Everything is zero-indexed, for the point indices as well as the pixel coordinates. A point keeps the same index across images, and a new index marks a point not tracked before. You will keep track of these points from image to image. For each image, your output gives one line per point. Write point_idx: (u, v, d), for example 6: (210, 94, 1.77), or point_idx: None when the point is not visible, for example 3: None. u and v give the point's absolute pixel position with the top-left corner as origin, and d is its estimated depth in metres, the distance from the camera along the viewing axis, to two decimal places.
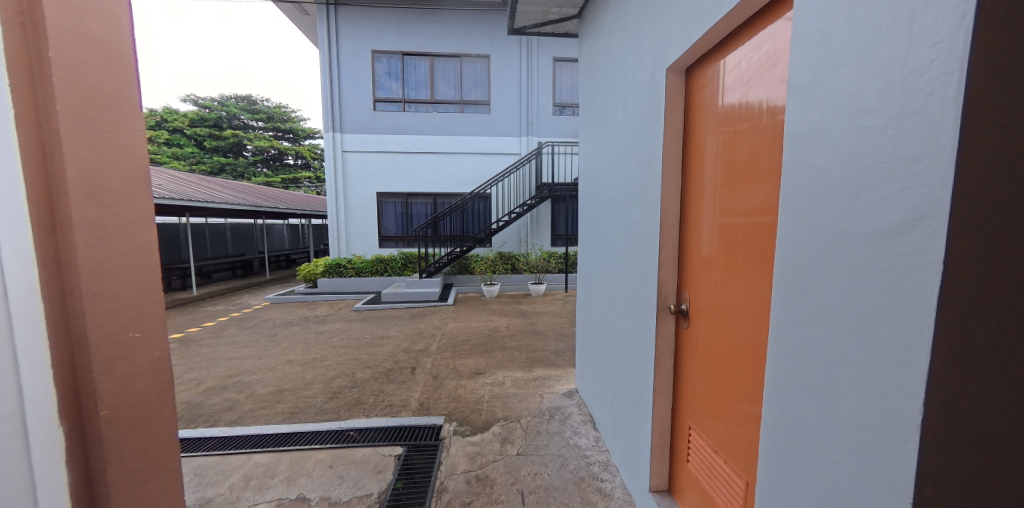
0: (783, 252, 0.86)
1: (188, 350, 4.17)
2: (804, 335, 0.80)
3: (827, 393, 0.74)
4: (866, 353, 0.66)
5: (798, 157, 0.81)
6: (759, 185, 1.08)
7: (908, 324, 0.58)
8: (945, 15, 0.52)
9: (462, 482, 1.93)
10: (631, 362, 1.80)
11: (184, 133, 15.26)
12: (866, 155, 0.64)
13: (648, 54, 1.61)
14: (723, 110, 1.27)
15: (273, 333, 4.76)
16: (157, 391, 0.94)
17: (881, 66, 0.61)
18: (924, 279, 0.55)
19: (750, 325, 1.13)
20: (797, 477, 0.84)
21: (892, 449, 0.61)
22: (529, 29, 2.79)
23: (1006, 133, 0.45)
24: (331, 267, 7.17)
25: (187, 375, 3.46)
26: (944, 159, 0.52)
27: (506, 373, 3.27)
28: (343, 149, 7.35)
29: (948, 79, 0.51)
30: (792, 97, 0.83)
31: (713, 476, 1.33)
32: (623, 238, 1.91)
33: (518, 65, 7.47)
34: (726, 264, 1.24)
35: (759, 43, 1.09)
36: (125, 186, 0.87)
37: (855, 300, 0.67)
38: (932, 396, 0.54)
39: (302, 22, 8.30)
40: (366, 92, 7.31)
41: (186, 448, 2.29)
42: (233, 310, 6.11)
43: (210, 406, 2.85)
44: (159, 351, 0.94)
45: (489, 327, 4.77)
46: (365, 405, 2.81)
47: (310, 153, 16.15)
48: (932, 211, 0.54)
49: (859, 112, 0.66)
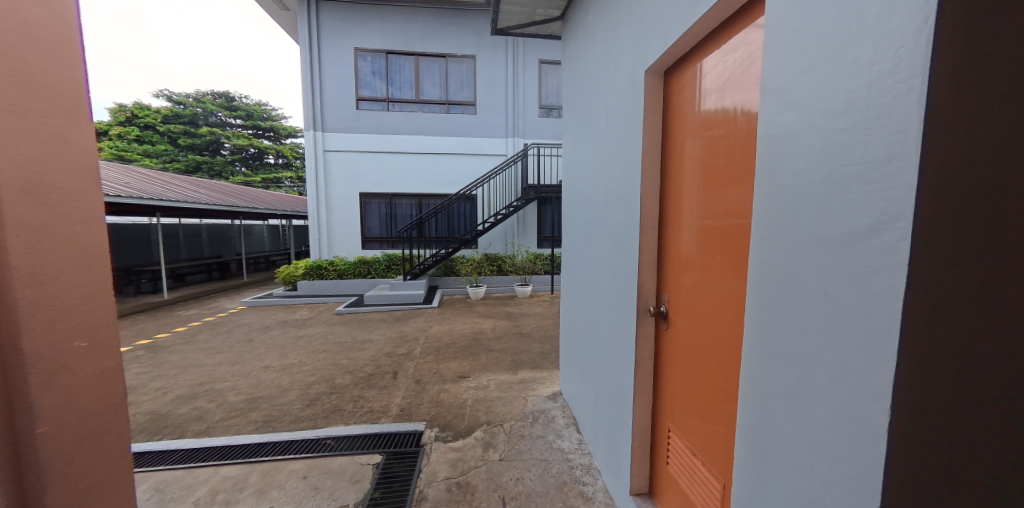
0: (756, 256, 0.87)
1: (156, 356, 3.99)
2: (775, 337, 0.81)
3: (800, 396, 0.74)
4: (839, 358, 0.65)
5: (771, 158, 0.81)
6: (738, 188, 1.08)
7: (877, 326, 0.58)
8: (906, 21, 0.52)
9: (442, 489, 1.88)
10: (615, 365, 1.79)
11: (156, 130, 14.66)
12: (837, 158, 0.64)
13: (630, 56, 1.61)
14: (702, 116, 1.27)
15: (249, 338, 4.60)
16: (108, 404, 0.90)
17: (850, 68, 0.61)
18: (892, 282, 0.56)
19: (729, 327, 1.13)
20: (771, 479, 0.83)
21: (864, 453, 0.61)
22: (514, 29, 2.79)
23: (974, 130, 0.44)
24: (312, 268, 7.01)
25: (154, 383, 3.30)
26: (910, 161, 0.52)
27: (490, 377, 3.23)
28: (325, 148, 7.19)
29: (913, 82, 0.52)
30: (764, 99, 0.83)
31: (693, 479, 1.33)
32: (606, 239, 1.90)
33: (504, 67, 7.48)
34: (706, 265, 1.24)
35: (733, 47, 1.10)
36: (76, 183, 0.85)
37: (827, 303, 0.67)
38: (898, 396, 0.54)
39: (283, 18, 8.08)
40: (349, 91, 7.17)
41: (148, 462, 2.16)
42: (207, 314, 5.88)
43: (178, 416, 2.72)
44: (111, 362, 0.90)
45: (474, 329, 4.72)
46: (344, 411, 2.73)
47: (292, 152, 15.74)
48: (899, 214, 0.54)
49: (827, 115, 0.66)
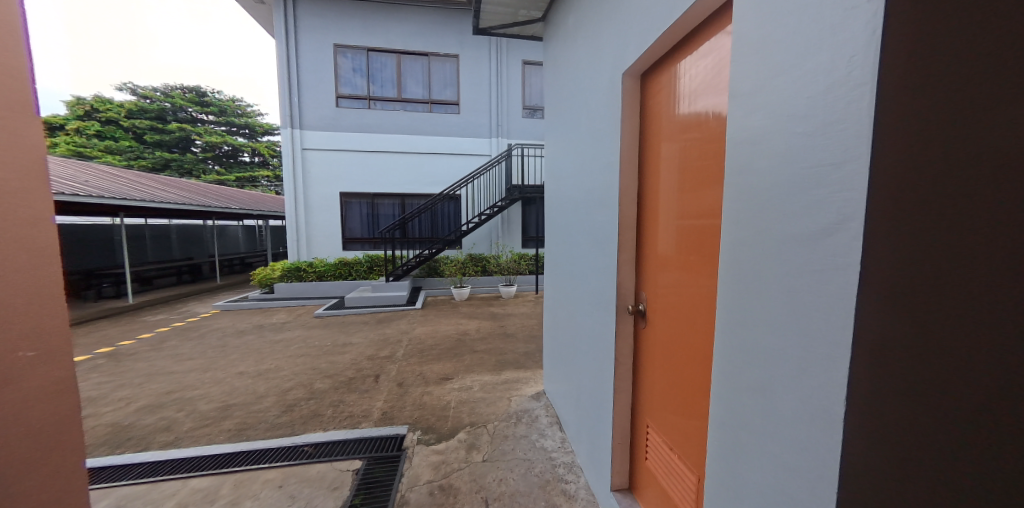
0: (726, 255, 0.88)
1: (119, 365, 3.79)
2: (744, 334, 0.83)
3: (768, 391, 0.76)
4: (801, 352, 0.67)
5: (740, 161, 0.83)
6: (711, 189, 1.11)
7: (834, 320, 0.60)
8: (858, 31, 0.55)
9: (424, 493, 1.86)
10: (597, 363, 1.80)
11: (120, 125, 13.91)
12: (800, 161, 0.66)
13: (609, 58, 1.63)
14: (678, 119, 1.30)
15: (222, 343, 4.43)
16: (61, 417, 0.92)
17: (809, 76, 0.64)
18: (847, 279, 0.58)
19: (703, 323, 1.15)
20: (741, 472, 0.86)
21: (825, 443, 0.63)
22: (496, 29, 2.78)
23: (934, 131, 0.45)
24: (290, 270, 6.81)
25: (116, 393, 3.13)
26: (862, 165, 0.54)
27: (474, 378, 3.22)
28: (303, 147, 6.99)
29: (864, 90, 0.54)
30: (733, 104, 0.85)
31: (670, 473, 1.36)
32: (587, 239, 1.92)
33: (487, 67, 7.46)
34: (682, 264, 1.26)
35: (706, 52, 1.13)
36: (18, 181, 0.84)
37: (791, 300, 0.69)
38: (855, 389, 0.56)
39: (257, 12, 7.82)
40: (328, 88, 7.00)
41: (109, 477, 2.05)
42: (176, 319, 5.63)
43: (143, 428, 2.59)
44: (61, 372, 0.91)
45: (459, 331, 4.69)
46: (323, 417, 2.66)
47: (268, 150, 15.24)
48: (852, 215, 0.57)
49: (789, 120, 0.68)
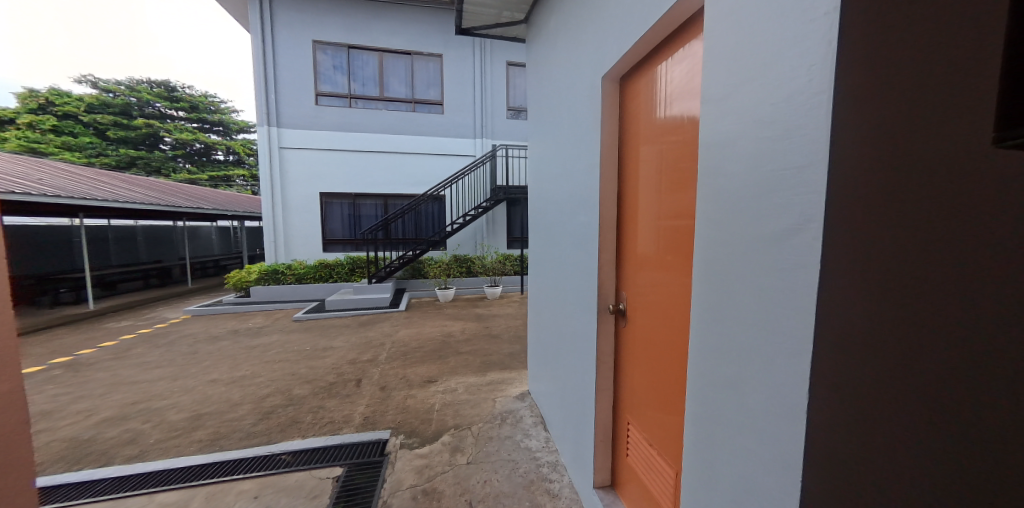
0: (699, 254, 0.90)
1: (81, 375, 3.59)
2: (716, 331, 0.85)
3: (738, 386, 0.78)
4: (767, 347, 0.70)
5: (712, 163, 0.85)
6: (687, 190, 1.14)
7: (798, 317, 0.62)
8: (817, 41, 0.57)
9: (407, 498, 1.83)
10: (579, 362, 1.81)
11: (82, 121, 13.16)
12: (767, 164, 0.68)
13: (589, 61, 1.65)
14: (655, 122, 1.32)
15: (195, 350, 4.25)
16: (12, 429, 0.89)
17: (773, 83, 0.66)
18: (809, 277, 0.60)
19: (679, 321, 1.18)
20: (715, 465, 0.88)
21: (790, 435, 0.65)
22: (479, 29, 2.77)
23: (885, 135, 0.47)
24: (268, 273, 6.60)
25: (76, 406, 2.95)
26: (822, 168, 0.57)
27: (458, 380, 3.19)
28: (281, 145, 6.79)
29: (822, 97, 0.57)
30: (705, 108, 0.87)
31: (650, 468, 1.38)
32: (570, 239, 1.93)
33: (471, 67, 7.43)
34: (660, 263, 1.29)
35: (681, 57, 1.15)
36: None
37: (759, 297, 0.71)
38: (818, 383, 0.58)
39: (232, 6, 7.56)
40: (307, 85, 6.83)
41: (67, 496, 1.93)
42: (144, 325, 5.37)
43: (105, 441, 2.46)
44: (8, 384, 0.88)
45: (444, 332, 4.64)
46: (302, 424, 2.59)
47: (245, 149, 14.75)
48: (814, 216, 0.59)
49: (757, 125, 0.70)
